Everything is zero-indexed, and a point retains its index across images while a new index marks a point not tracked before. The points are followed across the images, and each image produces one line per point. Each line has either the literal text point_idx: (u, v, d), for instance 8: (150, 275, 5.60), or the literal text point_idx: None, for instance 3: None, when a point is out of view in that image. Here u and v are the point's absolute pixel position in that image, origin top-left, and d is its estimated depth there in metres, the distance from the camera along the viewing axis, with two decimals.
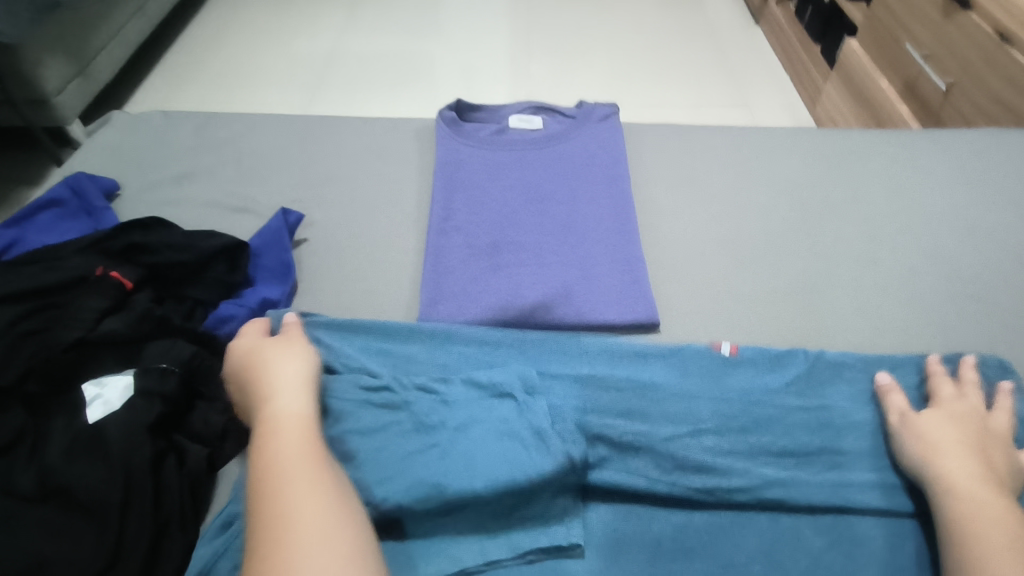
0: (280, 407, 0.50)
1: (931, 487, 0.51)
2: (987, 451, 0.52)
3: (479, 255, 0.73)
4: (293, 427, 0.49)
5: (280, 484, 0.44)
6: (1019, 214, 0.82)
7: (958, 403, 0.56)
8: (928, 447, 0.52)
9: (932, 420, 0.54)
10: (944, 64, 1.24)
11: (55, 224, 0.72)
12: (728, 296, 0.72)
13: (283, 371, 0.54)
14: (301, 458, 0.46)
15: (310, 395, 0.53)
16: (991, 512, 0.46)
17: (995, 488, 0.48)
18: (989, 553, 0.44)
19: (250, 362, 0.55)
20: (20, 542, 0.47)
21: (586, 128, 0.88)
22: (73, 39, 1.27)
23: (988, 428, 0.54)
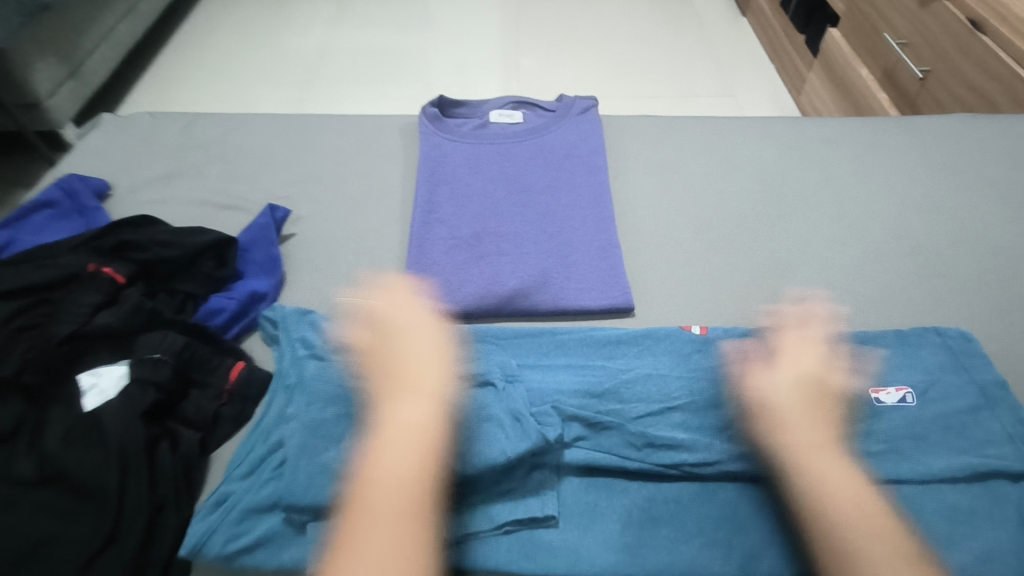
0: (403, 413, 0.51)
1: (785, 461, 0.51)
2: (825, 413, 0.54)
3: (461, 245, 0.76)
4: (407, 438, 0.49)
5: (372, 501, 0.45)
6: (984, 197, 0.84)
7: (797, 360, 0.58)
8: (783, 416, 0.53)
9: (775, 387, 0.55)
10: (920, 51, 1.26)
11: (49, 224, 0.75)
12: (702, 281, 0.75)
13: (420, 373, 0.54)
14: (402, 480, 0.47)
15: (435, 403, 0.52)
16: (842, 487, 0.48)
17: (841, 457, 0.50)
18: (853, 536, 0.46)
19: (385, 361, 0.55)
20: (23, 524, 0.50)
21: (566, 121, 0.90)
22: (64, 43, 1.29)
23: (825, 380, 0.57)
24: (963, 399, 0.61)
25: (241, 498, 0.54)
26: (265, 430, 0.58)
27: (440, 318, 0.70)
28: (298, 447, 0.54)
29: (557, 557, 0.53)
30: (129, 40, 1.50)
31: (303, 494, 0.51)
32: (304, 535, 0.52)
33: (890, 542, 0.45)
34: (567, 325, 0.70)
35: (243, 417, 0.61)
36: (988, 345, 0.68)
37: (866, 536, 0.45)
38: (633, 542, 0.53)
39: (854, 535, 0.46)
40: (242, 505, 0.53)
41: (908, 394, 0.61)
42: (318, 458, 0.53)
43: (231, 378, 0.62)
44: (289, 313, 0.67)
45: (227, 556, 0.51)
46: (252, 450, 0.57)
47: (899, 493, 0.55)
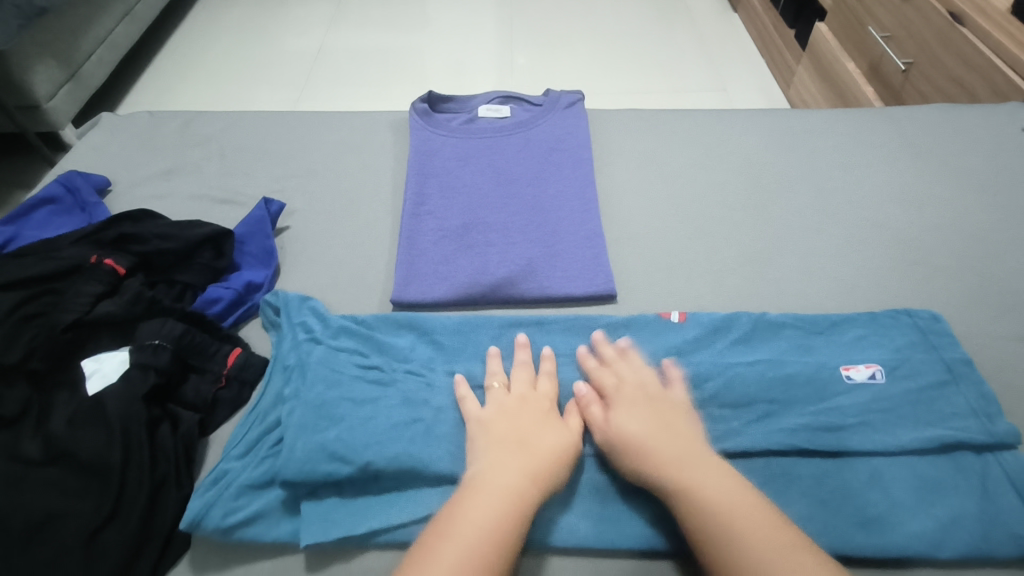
0: (500, 474, 0.51)
1: (658, 486, 0.52)
2: (681, 429, 0.56)
3: (449, 236, 0.78)
4: (500, 495, 0.49)
5: (449, 547, 0.45)
6: (959, 184, 0.86)
7: (631, 388, 0.60)
8: (636, 448, 0.54)
9: (623, 418, 0.56)
10: (903, 44, 1.28)
11: (51, 219, 0.77)
12: (684, 268, 0.77)
13: (534, 442, 0.54)
14: (485, 534, 0.46)
15: (539, 473, 0.52)
16: (713, 494, 0.50)
17: (708, 463, 0.52)
18: (740, 541, 0.47)
19: (512, 422, 0.56)
20: (30, 500, 0.52)
21: (552, 115, 0.93)
22: (63, 45, 1.32)
23: (663, 398, 0.59)
24: (931, 375, 0.63)
25: (238, 476, 0.56)
26: (263, 412, 0.61)
27: (429, 306, 0.72)
28: (297, 428, 0.57)
29: (540, 529, 0.54)
30: (126, 42, 1.53)
31: (299, 470, 0.54)
32: (298, 513, 0.55)
33: (783, 534, 0.47)
34: (552, 311, 0.73)
35: (241, 401, 0.63)
36: (959, 325, 0.71)
37: (754, 534, 0.47)
38: (613, 514, 0.55)
39: (738, 538, 0.47)
40: (240, 482, 0.56)
41: (878, 371, 0.64)
42: (317, 437, 0.55)
43: (229, 363, 0.65)
44: (292, 301, 0.69)
45: (224, 529, 0.53)
46: (249, 433, 0.59)
47: (870, 464, 0.57)
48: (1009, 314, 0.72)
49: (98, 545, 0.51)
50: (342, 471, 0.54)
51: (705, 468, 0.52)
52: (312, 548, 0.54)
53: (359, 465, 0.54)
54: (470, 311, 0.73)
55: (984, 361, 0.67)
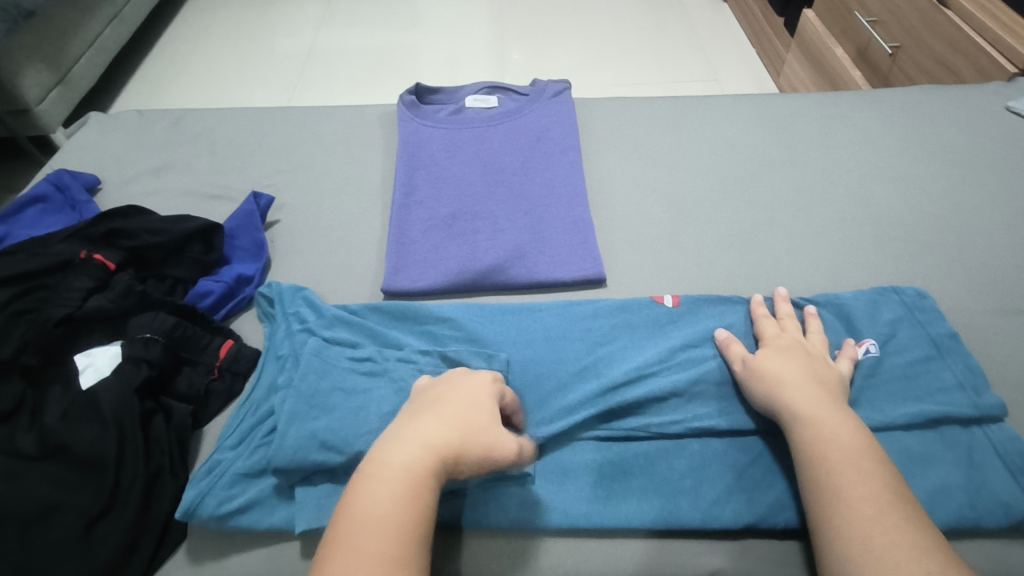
0: (395, 452, 0.46)
1: (785, 417, 0.54)
2: (828, 384, 0.57)
3: (437, 225, 0.79)
4: (392, 477, 0.44)
5: (338, 542, 0.41)
6: (945, 164, 0.87)
7: (789, 340, 0.61)
8: (776, 383, 0.56)
9: (771, 359, 0.59)
10: (889, 27, 1.27)
11: (41, 218, 0.77)
12: (672, 252, 0.78)
13: (440, 411, 0.49)
14: (377, 520, 0.42)
15: (437, 444, 0.47)
16: (840, 439, 0.51)
17: (837, 410, 0.53)
18: (841, 478, 0.48)
19: (429, 395, 0.52)
20: (27, 491, 0.53)
21: (538, 104, 0.93)
22: (51, 49, 1.32)
23: (811, 352, 0.60)
24: (918, 350, 0.64)
25: (232, 464, 0.57)
26: (255, 403, 0.61)
27: (419, 295, 0.73)
28: (288, 416, 0.57)
29: (535, 511, 0.55)
30: (115, 45, 1.53)
31: (291, 458, 0.54)
32: (292, 500, 0.56)
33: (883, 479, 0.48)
34: (542, 297, 0.73)
35: (234, 393, 0.64)
36: (945, 302, 0.71)
37: (854, 479, 0.48)
38: (606, 494, 0.56)
39: (845, 478, 0.48)
40: (233, 470, 0.56)
41: (871, 346, 0.64)
42: (308, 425, 0.56)
43: (221, 356, 0.65)
44: (285, 292, 0.70)
45: (219, 517, 0.54)
46: (243, 423, 0.60)
47: None
48: (995, 288, 0.72)
49: (96, 535, 0.52)
50: (333, 459, 0.54)
51: (834, 412, 0.53)
52: (306, 534, 0.54)
53: (351, 454, 0.54)
54: (459, 298, 0.73)
55: (968, 335, 0.68)
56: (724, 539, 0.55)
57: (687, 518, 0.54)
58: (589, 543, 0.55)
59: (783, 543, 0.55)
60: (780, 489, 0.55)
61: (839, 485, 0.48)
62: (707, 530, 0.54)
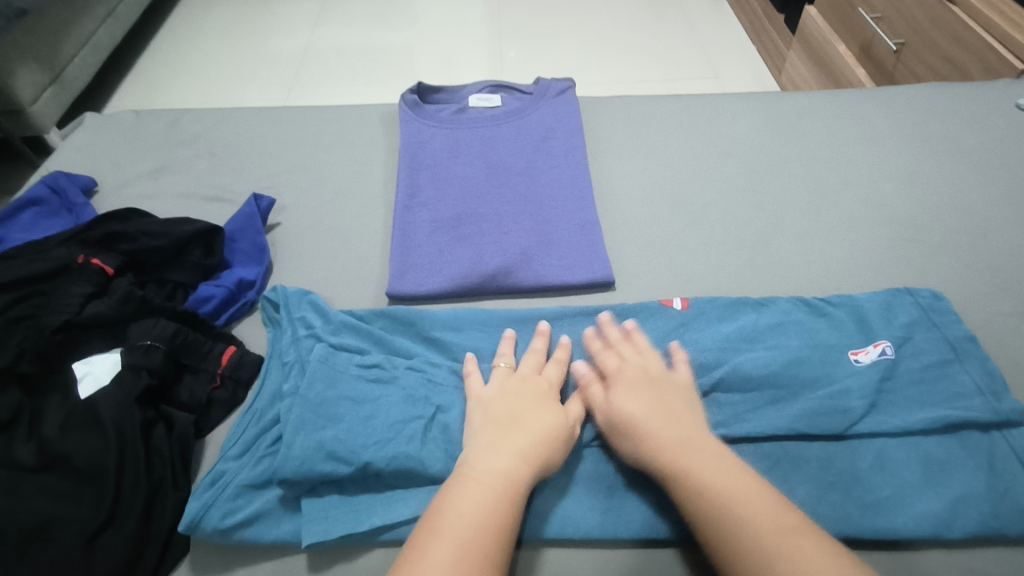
0: (494, 461, 0.49)
1: (654, 465, 0.51)
2: (680, 413, 0.54)
3: (442, 227, 0.77)
4: (491, 483, 0.48)
5: (440, 537, 0.44)
6: (955, 163, 0.86)
7: (632, 369, 0.58)
8: (637, 430, 0.53)
9: (622, 400, 0.55)
10: (893, 24, 1.26)
11: (36, 221, 0.76)
12: (682, 253, 0.76)
13: (530, 425, 0.53)
14: (479, 523, 0.45)
15: (530, 460, 0.50)
16: (712, 479, 0.48)
17: (705, 448, 0.51)
18: (736, 520, 0.46)
19: (508, 404, 0.55)
20: (25, 505, 0.52)
21: (543, 103, 0.92)
22: (44, 48, 1.30)
23: (655, 379, 0.57)
24: (934, 353, 0.62)
25: (236, 476, 0.55)
26: (259, 411, 0.60)
27: (424, 299, 0.71)
28: (294, 426, 0.56)
29: (550, 521, 0.54)
30: (110, 43, 1.50)
31: (297, 469, 0.53)
32: (297, 512, 0.54)
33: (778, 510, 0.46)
34: (549, 300, 0.72)
35: (237, 401, 0.62)
36: (959, 304, 0.70)
37: (751, 515, 0.46)
38: (619, 502, 0.55)
39: (739, 520, 0.46)
40: (238, 481, 0.55)
41: (887, 348, 0.63)
42: (315, 435, 0.55)
43: (224, 362, 0.63)
44: (291, 295, 0.68)
45: (223, 531, 0.52)
46: (247, 432, 0.58)
47: (877, 445, 0.57)
48: (1008, 290, 0.71)
49: (97, 549, 0.51)
50: (340, 470, 0.53)
51: (700, 452, 0.51)
52: (313, 547, 0.53)
53: (358, 465, 0.53)
54: (465, 302, 0.72)
55: (984, 338, 0.67)
56: None
57: None
58: (603, 553, 0.54)
59: None
60: (799, 496, 0.54)
61: (736, 526, 0.45)
62: None
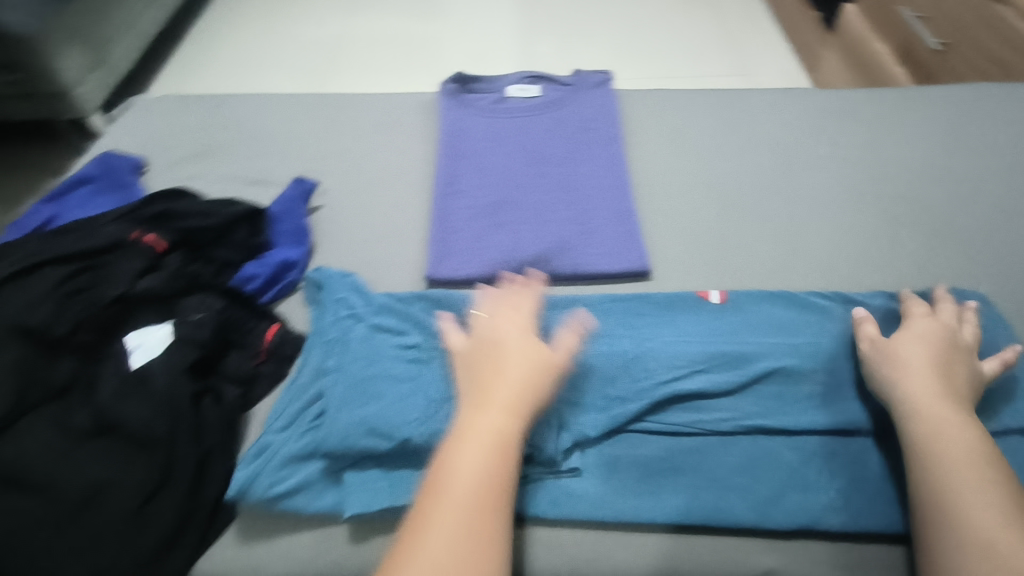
0: (484, 421, 0.48)
1: (900, 410, 0.53)
2: (958, 380, 0.54)
3: (481, 214, 0.78)
4: (482, 445, 0.47)
5: (438, 505, 0.44)
6: (1001, 163, 0.84)
7: (931, 328, 0.58)
8: (899, 369, 0.55)
9: (904, 343, 0.57)
10: (938, 24, 1.24)
11: (89, 198, 0.79)
12: (718, 245, 0.76)
13: (512, 374, 0.51)
14: (477, 485, 0.45)
15: (520, 413, 0.49)
16: (947, 438, 0.49)
17: (953, 410, 0.51)
18: (948, 482, 0.47)
19: (490, 357, 0.53)
20: (83, 467, 0.54)
21: (581, 95, 0.92)
22: (92, 31, 1.33)
23: (954, 343, 0.57)
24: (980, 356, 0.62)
25: (281, 447, 0.57)
26: (302, 385, 0.61)
27: (464, 283, 0.73)
28: (340, 399, 0.58)
29: (582, 503, 0.55)
30: (152, 29, 1.54)
31: (339, 444, 0.55)
32: (339, 484, 0.56)
33: (987, 484, 0.46)
34: (586, 289, 0.73)
35: (281, 375, 0.64)
36: (1003, 304, 0.69)
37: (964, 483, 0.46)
38: (653, 488, 0.56)
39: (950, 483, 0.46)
40: (283, 453, 0.57)
41: None
42: (357, 411, 0.56)
43: (268, 339, 0.65)
44: (333, 278, 0.70)
45: (270, 500, 0.55)
46: (294, 406, 0.60)
47: None
48: None
49: (148, 514, 0.53)
50: (380, 445, 0.55)
51: (953, 413, 0.51)
52: (355, 518, 0.54)
53: (398, 441, 0.55)
54: None
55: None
56: (773, 538, 0.55)
57: (737, 517, 0.54)
58: (638, 538, 0.55)
59: (835, 545, 0.54)
60: (834, 489, 0.55)
61: (938, 489, 0.47)
62: (758, 529, 0.54)
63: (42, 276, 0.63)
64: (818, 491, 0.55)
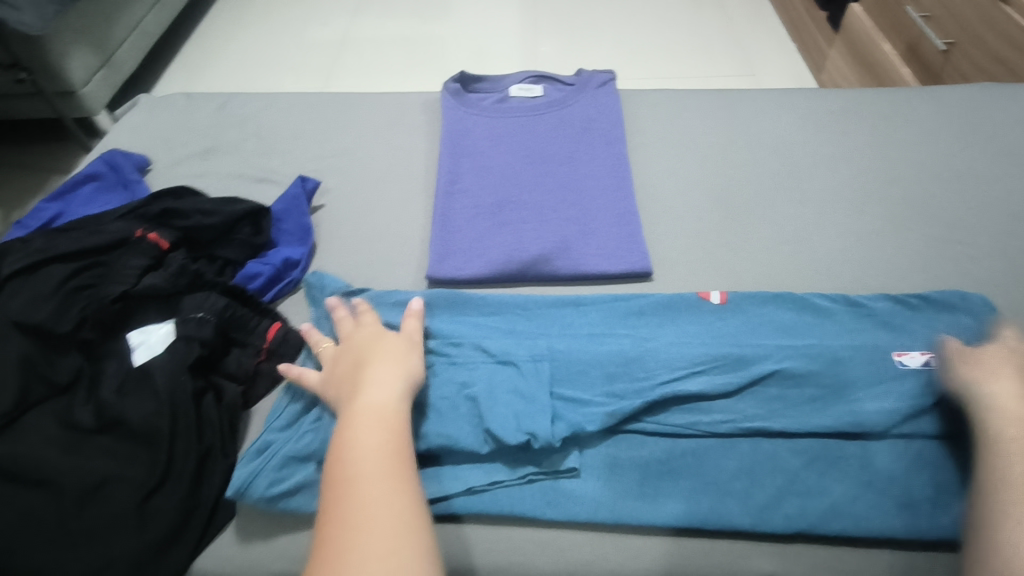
0: (363, 401, 0.52)
1: (988, 414, 0.52)
2: None
3: (482, 214, 0.78)
4: (368, 420, 0.50)
5: (349, 481, 0.46)
6: (1006, 165, 0.84)
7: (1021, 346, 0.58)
8: (989, 377, 0.54)
9: (996, 355, 0.56)
10: (943, 23, 1.23)
11: (94, 196, 0.79)
12: (720, 247, 0.76)
13: (374, 359, 0.56)
14: (379, 454, 0.48)
15: (397, 388, 0.53)
16: None
17: None
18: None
19: (351, 357, 0.57)
20: (86, 463, 0.55)
21: (584, 94, 0.92)
22: (97, 31, 1.34)
23: None
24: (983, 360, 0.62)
25: (282, 446, 0.57)
26: (302, 386, 0.62)
27: (464, 283, 0.73)
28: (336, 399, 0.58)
29: (582, 504, 0.56)
30: (157, 29, 1.54)
31: None
32: None
33: None
34: (586, 290, 0.73)
35: (281, 374, 0.64)
36: (1008, 308, 0.69)
37: None
38: (652, 490, 0.56)
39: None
40: (282, 453, 0.57)
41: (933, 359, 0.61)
42: None
43: (270, 338, 0.65)
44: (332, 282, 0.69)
45: (269, 499, 0.55)
46: (293, 406, 0.60)
47: (917, 446, 0.56)
48: None
49: (150, 509, 0.53)
50: None
51: None
52: None
53: None
54: (504, 289, 0.73)
55: None
56: (772, 541, 0.55)
57: (737, 521, 0.54)
58: (636, 541, 0.55)
59: (833, 549, 0.54)
60: (835, 493, 0.55)
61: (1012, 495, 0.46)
62: (757, 533, 0.54)
63: (47, 273, 0.63)
64: (818, 495, 0.55)
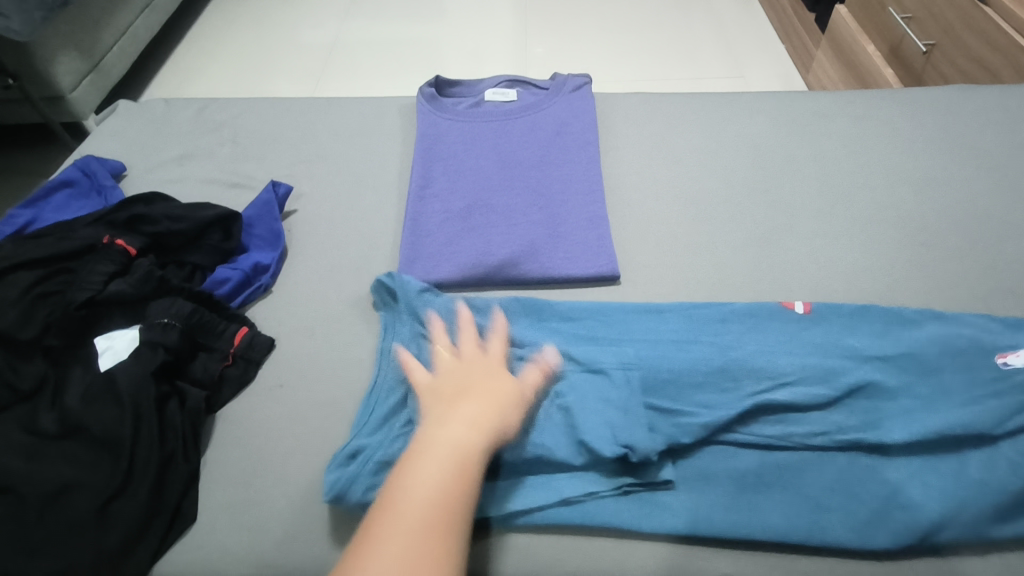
0: (443, 432, 0.50)
1: None
2: None
3: (453, 218, 0.79)
4: (438, 455, 0.48)
5: (395, 512, 0.45)
6: (976, 168, 0.84)
7: None
8: None
9: None
10: (924, 24, 1.23)
11: (68, 203, 0.80)
12: (689, 250, 0.77)
13: (477, 395, 0.54)
14: (434, 493, 0.46)
15: (484, 431, 0.51)
16: None
17: None
18: None
19: (457, 384, 0.56)
20: (47, 469, 0.55)
21: (559, 98, 0.93)
22: (84, 36, 1.34)
23: None
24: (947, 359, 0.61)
25: (375, 451, 0.56)
26: (387, 389, 0.61)
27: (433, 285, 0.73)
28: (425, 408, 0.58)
29: (674, 516, 0.54)
30: (146, 35, 1.55)
31: None
32: None
33: None
34: (554, 293, 0.73)
35: (246, 378, 0.65)
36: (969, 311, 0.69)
37: None
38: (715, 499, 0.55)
39: None
40: (377, 458, 0.55)
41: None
42: None
43: (236, 342, 0.66)
44: (410, 286, 0.68)
45: (368, 503, 0.54)
46: (386, 410, 0.59)
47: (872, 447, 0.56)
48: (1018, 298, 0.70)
49: (110, 514, 0.53)
50: None
51: None
52: None
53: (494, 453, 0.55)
54: (472, 291, 0.73)
55: None
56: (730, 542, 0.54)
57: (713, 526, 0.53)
58: (600, 543, 0.55)
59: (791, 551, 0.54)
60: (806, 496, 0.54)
61: None
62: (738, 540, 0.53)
63: (13, 280, 0.64)
64: (781, 496, 0.54)
